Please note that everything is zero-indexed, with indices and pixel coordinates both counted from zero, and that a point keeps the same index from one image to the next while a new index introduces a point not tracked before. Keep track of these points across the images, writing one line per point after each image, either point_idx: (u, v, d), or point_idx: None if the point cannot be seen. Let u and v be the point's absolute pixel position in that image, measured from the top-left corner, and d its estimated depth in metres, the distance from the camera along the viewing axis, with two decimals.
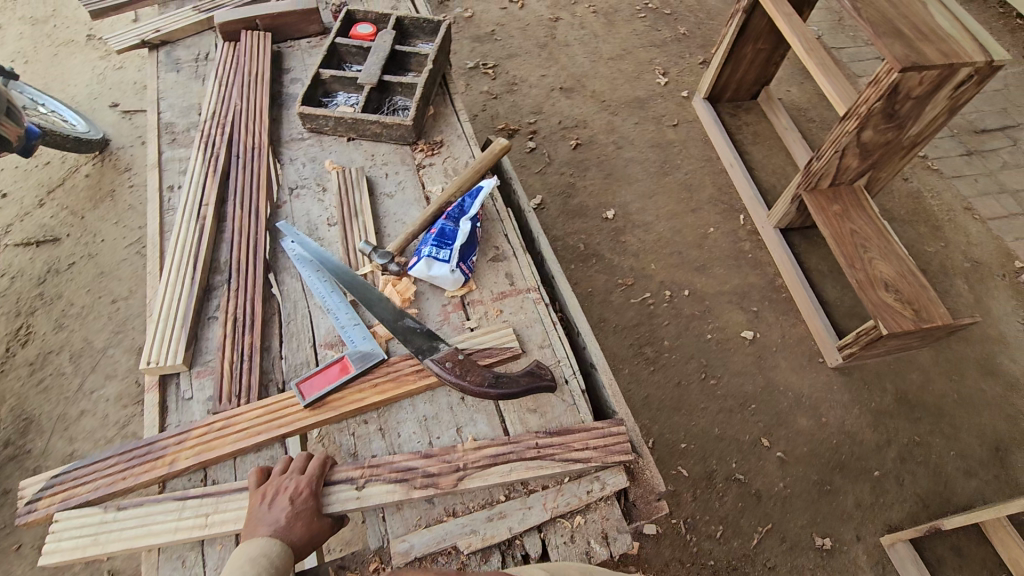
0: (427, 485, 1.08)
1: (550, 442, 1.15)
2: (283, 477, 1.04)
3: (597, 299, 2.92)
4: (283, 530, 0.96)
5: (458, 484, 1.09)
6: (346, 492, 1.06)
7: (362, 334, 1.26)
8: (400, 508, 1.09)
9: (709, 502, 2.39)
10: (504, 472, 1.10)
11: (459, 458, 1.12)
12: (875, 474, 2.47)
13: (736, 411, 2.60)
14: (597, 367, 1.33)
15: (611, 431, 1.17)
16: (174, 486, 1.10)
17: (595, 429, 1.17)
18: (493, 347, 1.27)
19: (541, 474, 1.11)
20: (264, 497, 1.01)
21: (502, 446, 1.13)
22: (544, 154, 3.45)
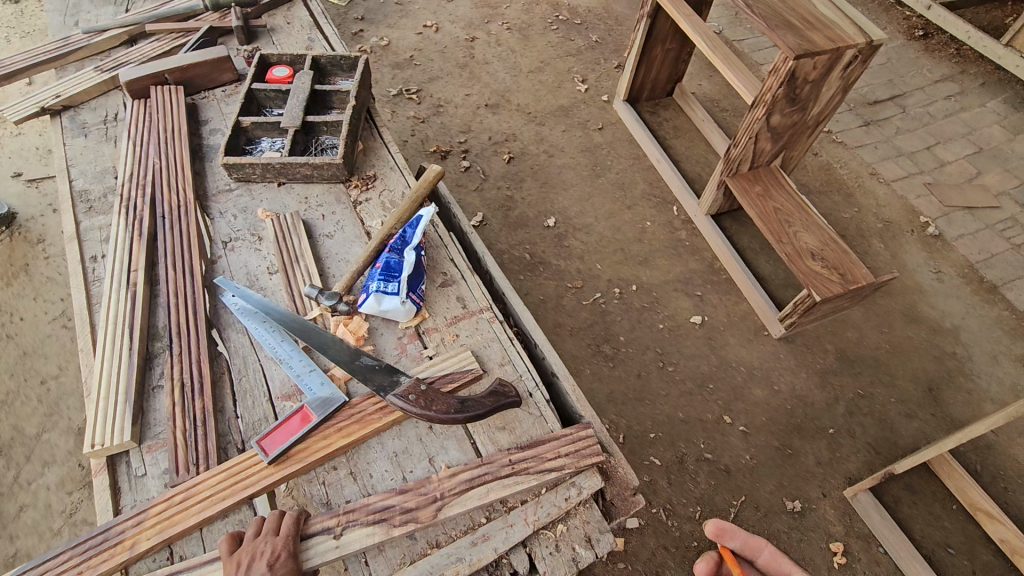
0: (406, 522, 1.07)
1: (523, 456, 1.17)
2: (255, 540, 1.00)
3: (550, 305, 2.97)
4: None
5: (438, 515, 1.08)
6: (324, 544, 1.04)
7: (320, 380, 1.24)
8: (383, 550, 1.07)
9: (684, 484, 2.46)
10: (482, 495, 1.11)
11: (435, 489, 1.11)
12: (829, 431, 2.63)
13: (696, 392, 2.72)
14: (559, 376, 1.37)
15: (580, 436, 1.20)
16: (139, 570, 1.04)
17: (564, 437, 1.19)
18: (454, 372, 1.28)
19: (519, 490, 1.13)
20: (238, 566, 0.97)
21: (477, 469, 1.14)
22: (479, 171, 3.50)
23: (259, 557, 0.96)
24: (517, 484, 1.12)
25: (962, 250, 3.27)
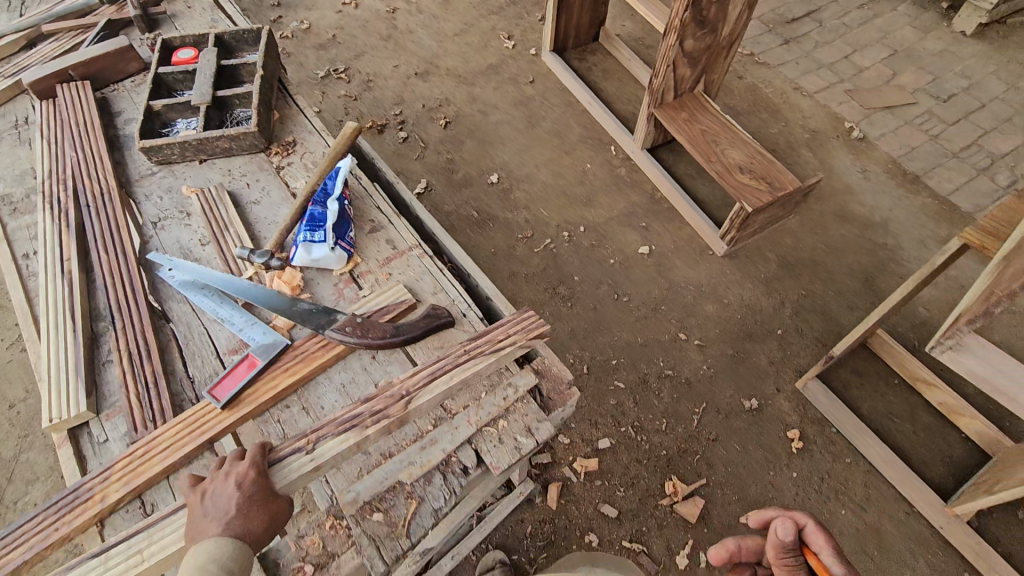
0: (376, 421, 1.12)
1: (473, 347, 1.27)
2: (222, 470, 1.05)
3: (503, 257, 3.07)
4: (233, 522, 0.95)
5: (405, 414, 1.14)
6: (297, 461, 1.07)
7: (262, 331, 1.31)
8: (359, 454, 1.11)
9: (649, 400, 2.60)
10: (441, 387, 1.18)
11: (399, 389, 1.17)
12: (778, 331, 2.80)
13: (651, 316, 2.87)
14: (492, 298, 1.48)
15: (524, 318, 1.31)
16: (114, 521, 1.12)
17: (510, 322, 1.30)
18: (387, 305, 1.36)
19: (477, 375, 1.21)
20: (204, 495, 1.01)
21: (433, 367, 1.21)
22: (417, 140, 3.53)
23: (229, 482, 1.00)
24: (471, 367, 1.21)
25: (885, 148, 3.43)
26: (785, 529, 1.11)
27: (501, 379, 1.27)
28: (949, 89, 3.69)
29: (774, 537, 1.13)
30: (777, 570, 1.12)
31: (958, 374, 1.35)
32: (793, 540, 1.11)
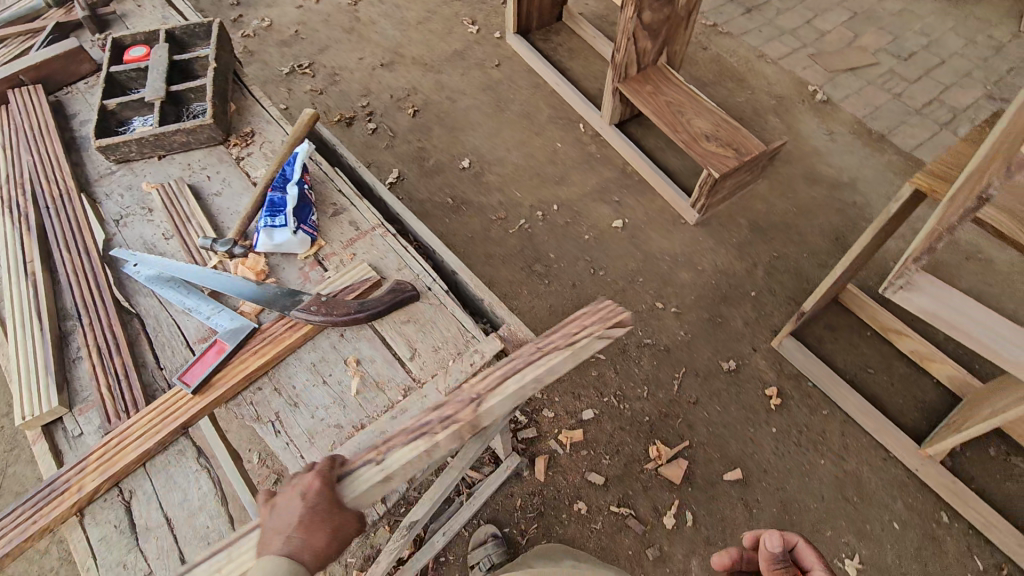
0: (445, 427, 1.09)
1: (546, 343, 1.23)
2: (290, 482, 1.01)
3: (478, 241, 3.10)
4: (294, 536, 0.91)
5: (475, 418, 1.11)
6: (369, 471, 1.04)
7: (229, 317, 1.32)
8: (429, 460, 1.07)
9: (630, 369, 2.65)
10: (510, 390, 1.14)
11: (468, 393, 1.14)
12: (752, 294, 2.86)
13: (628, 288, 2.91)
14: (458, 271, 1.52)
15: (603, 308, 1.26)
16: (93, 509, 1.13)
17: (584, 315, 1.25)
18: (352, 284, 1.38)
19: (552, 370, 1.17)
20: (273, 508, 0.97)
21: (501, 371, 1.18)
22: (386, 130, 3.53)
23: (295, 491, 0.97)
24: (542, 364, 1.17)
25: (850, 109, 3.48)
26: (776, 543, 1.02)
27: (467, 347, 1.30)
28: (909, 47, 3.74)
29: (763, 551, 1.04)
30: None
31: (908, 311, 1.48)
32: (784, 553, 1.02)
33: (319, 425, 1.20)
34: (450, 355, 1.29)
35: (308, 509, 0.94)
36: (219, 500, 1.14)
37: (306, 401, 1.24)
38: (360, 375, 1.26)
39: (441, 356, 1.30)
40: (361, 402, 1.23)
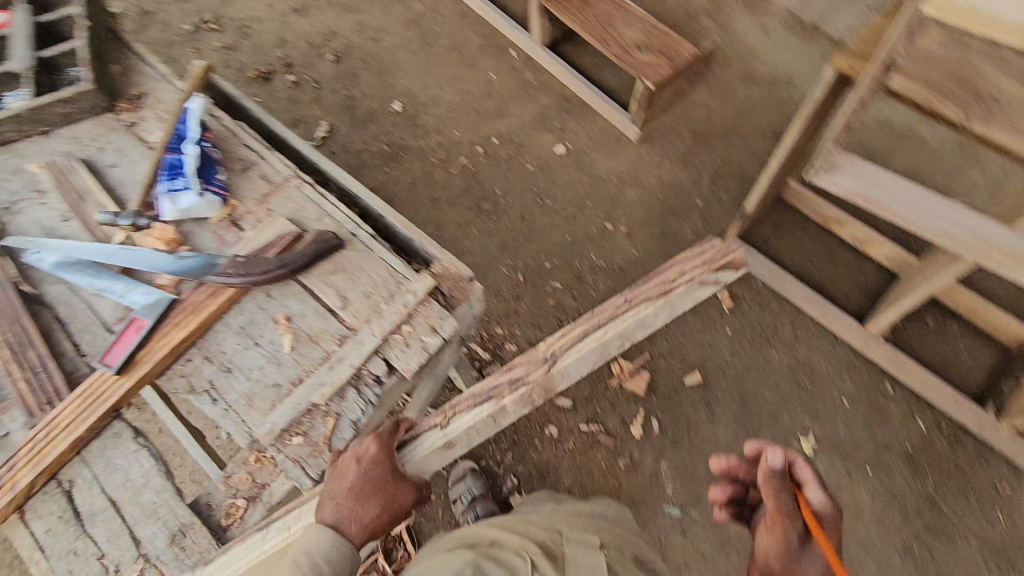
0: (513, 390, 1.30)
1: (638, 296, 1.44)
2: (353, 445, 1.16)
3: (422, 186, 3.02)
4: (344, 505, 1.09)
5: (546, 385, 1.33)
6: (433, 435, 1.26)
7: (146, 291, 1.26)
8: (493, 421, 1.30)
9: (588, 294, 2.72)
10: (586, 356, 1.35)
11: (545, 353, 1.37)
12: (699, 204, 2.87)
13: (578, 214, 2.89)
14: (383, 213, 1.49)
15: (716, 250, 1.46)
16: (35, 505, 1.15)
17: (691, 258, 1.47)
18: (273, 239, 1.32)
19: (641, 320, 1.39)
20: (338, 473, 1.12)
21: (590, 328, 1.39)
22: (310, 81, 3.32)
23: (354, 459, 1.12)
24: (627, 322, 1.38)
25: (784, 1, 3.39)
26: (778, 459, 1.25)
27: (400, 289, 1.27)
28: None
29: (766, 464, 1.27)
30: (766, 491, 1.25)
31: (832, 192, 1.59)
32: (783, 467, 1.25)
33: (257, 386, 1.19)
34: (384, 299, 1.26)
35: (371, 492, 1.10)
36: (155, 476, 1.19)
37: (239, 365, 1.22)
38: (292, 332, 1.23)
39: (374, 302, 1.27)
40: (296, 358, 1.21)
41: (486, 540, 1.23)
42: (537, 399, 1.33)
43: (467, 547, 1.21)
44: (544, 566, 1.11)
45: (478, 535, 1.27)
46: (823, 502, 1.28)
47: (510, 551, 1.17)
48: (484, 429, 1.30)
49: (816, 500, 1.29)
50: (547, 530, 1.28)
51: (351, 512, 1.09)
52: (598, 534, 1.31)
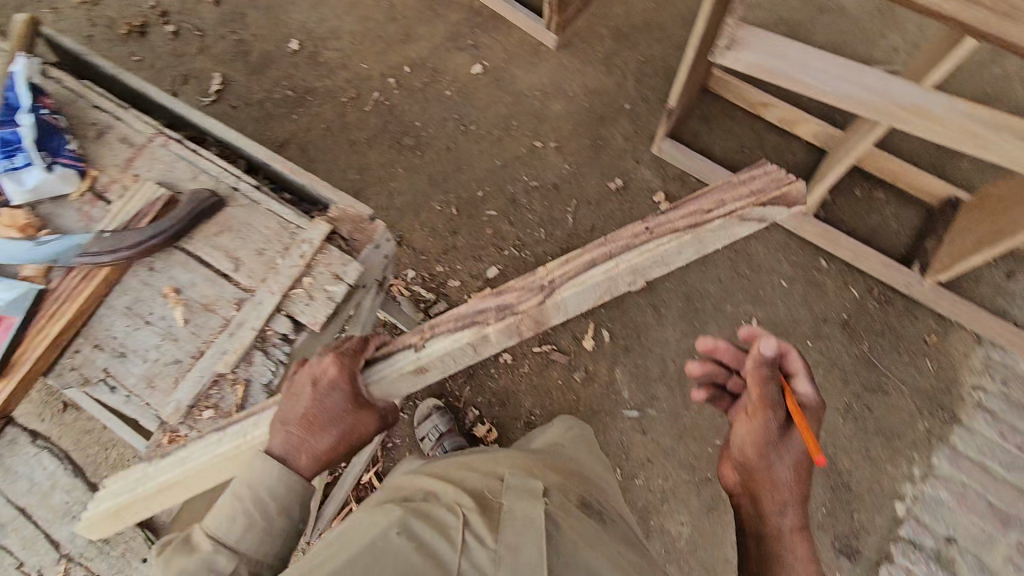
0: (499, 319, 1.12)
1: (665, 223, 1.13)
2: (306, 368, 1.13)
3: (336, 129, 2.82)
4: (296, 432, 1.07)
5: (536, 318, 1.13)
6: (406, 356, 1.15)
7: (11, 286, 1.20)
8: (472, 350, 1.15)
9: (523, 217, 2.64)
10: (588, 289, 1.11)
11: (544, 278, 1.13)
12: (627, 107, 2.77)
13: (504, 136, 2.77)
14: (266, 160, 1.44)
15: (771, 187, 1.10)
16: None
17: (734, 193, 1.11)
18: (142, 207, 1.22)
19: (655, 253, 1.09)
20: (293, 396, 1.10)
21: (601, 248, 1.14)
22: (192, 30, 2.99)
23: (309, 382, 1.10)
24: (645, 253, 1.09)
25: None
26: (771, 347, 1.17)
27: (295, 240, 1.22)
28: None
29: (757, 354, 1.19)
30: (751, 377, 1.20)
31: (738, 70, 1.54)
32: (773, 355, 1.18)
33: (158, 365, 1.17)
34: (279, 253, 1.21)
35: (326, 422, 1.08)
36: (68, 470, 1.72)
37: (133, 347, 1.18)
38: (183, 304, 1.19)
39: (269, 258, 1.21)
40: (193, 331, 1.18)
41: (423, 495, 1.19)
42: (525, 332, 1.15)
43: (400, 500, 1.16)
44: (474, 521, 1.05)
45: (416, 489, 1.22)
46: (809, 394, 1.24)
47: (443, 507, 1.11)
48: (462, 357, 1.16)
49: (802, 390, 1.24)
50: (486, 477, 1.24)
51: (302, 441, 1.07)
52: (540, 478, 1.26)
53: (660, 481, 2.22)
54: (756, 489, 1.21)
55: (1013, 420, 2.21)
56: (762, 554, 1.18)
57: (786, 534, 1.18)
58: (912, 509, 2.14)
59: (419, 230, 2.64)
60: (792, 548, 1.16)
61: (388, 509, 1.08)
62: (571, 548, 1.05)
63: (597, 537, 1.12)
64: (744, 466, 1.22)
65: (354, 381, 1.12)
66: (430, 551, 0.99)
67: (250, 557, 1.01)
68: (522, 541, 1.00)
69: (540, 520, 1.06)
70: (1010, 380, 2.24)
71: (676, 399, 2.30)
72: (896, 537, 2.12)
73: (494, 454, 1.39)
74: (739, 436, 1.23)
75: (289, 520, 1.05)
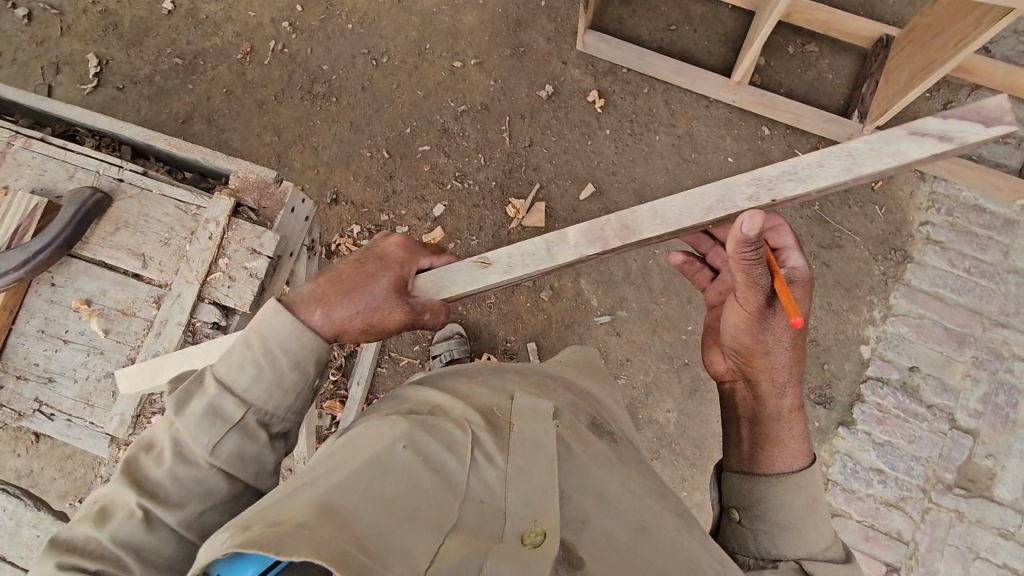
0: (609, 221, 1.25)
1: None
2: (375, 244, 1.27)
3: (239, 90, 2.59)
4: (327, 288, 1.13)
5: (623, 222, 1.24)
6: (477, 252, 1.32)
7: None
8: (545, 251, 1.28)
9: (458, 144, 2.52)
10: (704, 193, 1.19)
11: None
12: (543, 4, 2.58)
13: (421, 62, 2.58)
14: (137, 137, 1.34)
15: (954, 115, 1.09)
16: None
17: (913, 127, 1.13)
18: (23, 221, 1.18)
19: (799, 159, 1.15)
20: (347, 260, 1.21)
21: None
22: (49, 8, 2.65)
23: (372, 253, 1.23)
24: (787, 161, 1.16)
25: None
26: (756, 229, 1.02)
27: (199, 221, 1.21)
28: None
29: (738, 237, 1.05)
30: (734, 263, 1.10)
31: None
32: (758, 239, 1.04)
33: (90, 381, 1.20)
34: (184, 239, 1.21)
35: (367, 284, 1.16)
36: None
37: (59, 370, 1.21)
38: (98, 314, 1.21)
39: (175, 246, 1.21)
40: (117, 339, 1.20)
41: (428, 410, 1.08)
42: (610, 236, 1.24)
43: (405, 414, 1.05)
44: (484, 438, 0.99)
45: (420, 402, 1.11)
46: (798, 266, 1.25)
47: (450, 421, 1.03)
48: (528, 261, 1.29)
49: (791, 264, 1.25)
50: (495, 394, 1.14)
51: (329, 295, 1.12)
52: (549, 397, 1.19)
53: (642, 375, 2.29)
54: (754, 374, 1.26)
55: (961, 247, 2.28)
56: (756, 438, 1.25)
57: (777, 417, 1.25)
58: (877, 349, 2.23)
59: (353, 181, 2.51)
60: (788, 428, 1.24)
61: (393, 421, 0.98)
62: (574, 465, 1.01)
63: (606, 459, 1.08)
64: (741, 352, 1.26)
65: (410, 263, 1.25)
66: (437, 467, 0.93)
67: (259, 408, 1.04)
68: (531, 463, 0.95)
69: (551, 442, 0.99)
70: (955, 209, 2.29)
71: (644, 296, 2.33)
72: (865, 378, 2.21)
73: (498, 368, 1.29)
74: (733, 325, 1.25)
75: (302, 374, 1.07)
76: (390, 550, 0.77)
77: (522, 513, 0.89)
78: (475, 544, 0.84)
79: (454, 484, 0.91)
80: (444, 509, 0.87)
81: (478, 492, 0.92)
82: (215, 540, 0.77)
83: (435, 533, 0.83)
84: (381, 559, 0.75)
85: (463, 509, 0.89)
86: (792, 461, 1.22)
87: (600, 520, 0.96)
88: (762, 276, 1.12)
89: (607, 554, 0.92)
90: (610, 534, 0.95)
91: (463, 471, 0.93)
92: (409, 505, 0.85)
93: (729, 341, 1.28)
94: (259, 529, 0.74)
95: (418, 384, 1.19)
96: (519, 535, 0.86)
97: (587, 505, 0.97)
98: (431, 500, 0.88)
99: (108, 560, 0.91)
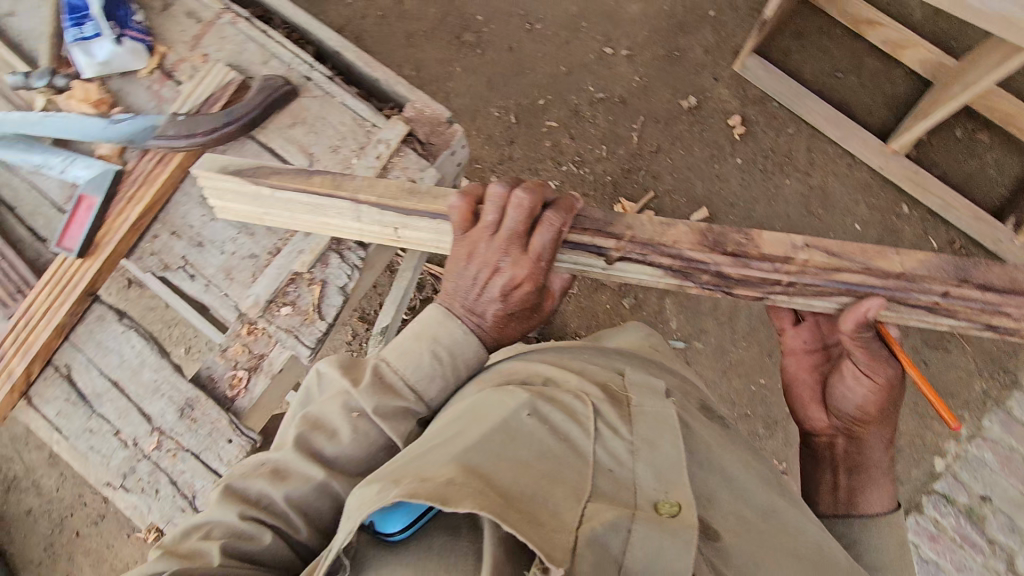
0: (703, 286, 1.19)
1: (973, 309, 1.10)
2: (503, 249, 1.06)
3: (391, 17, 2.63)
4: (487, 324, 1.09)
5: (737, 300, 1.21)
6: (598, 262, 1.19)
7: (85, 166, 1.36)
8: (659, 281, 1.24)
9: (585, 130, 2.48)
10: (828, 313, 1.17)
11: (787, 280, 1.14)
12: (711, 14, 2.55)
13: (571, 39, 2.56)
14: (324, 41, 1.45)
15: None
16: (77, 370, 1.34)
17: None
18: (217, 92, 1.35)
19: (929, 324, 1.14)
20: (481, 278, 1.07)
21: (913, 291, 1.10)
22: None
23: (505, 272, 1.06)
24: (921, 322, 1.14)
25: None
26: (874, 311, 1.08)
27: (371, 137, 1.32)
28: None
29: (860, 315, 1.09)
30: (846, 340, 1.13)
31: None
32: (871, 320, 1.09)
33: (235, 259, 1.34)
34: (353, 150, 1.31)
35: (513, 314, 1.10)
36: (157, 349, 1.35)
37: (209, 239, 1.36)
38: None
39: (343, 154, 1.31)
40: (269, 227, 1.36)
41: (542, 381, 1.06)
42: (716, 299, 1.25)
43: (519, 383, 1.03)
44: (605, 410, 0.97)
45: (530, 372, 1.09)
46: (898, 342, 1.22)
47: (568, 392, 1.01)
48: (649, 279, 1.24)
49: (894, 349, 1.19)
50: (606, 369, 1.13)
51: (495, 331, 1.10)
52: (660, 378, 1.18)
53: None
54: (867, 430, 1.20)
55: None
56: (854, 484, 1.21)
57: (881, 466, 1.21)
58: (951, 466, 2.11)
59: (475, 135, 2.51)
60: (887, 468, 1.21)
61: (513, 389, 0.97)
62: (705, 448, 1.00)
63: (733, 450, 1.06)
64: (861, 416, 1.19)
65: (548, 274, 1.10)
66: (564, 435, 0.92)
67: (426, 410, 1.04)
68: (657, 436, 0.95)
69: (673, 418, 0.99)
70: None
71: (726, 334, 2.27)
72: (930, 490, 2.10)
73: (599, 347, 1.25)
74: (857, 394, 1.17)
75: None
76: (541, 510, 0.78)
77: (655, 484, 0.88)
78: (620, 508, 0.83)
79: (583, 453, 0.90)
80: (578, 474, 0.87)
81: (607, 461, 0.90)
82: (359, 496, 0.79)
83: (576, 498, 0.82)
84: (534, 517, 0.76)
85: (597, 477, 0.87)
86: (886, 498, 1.18)
87: (726, 502, 0.95)
88: (879, 352, 1.13)
89: (740, 530, 0.92)
90: (737, 513, 0.94)
91: (590, 441, 0.92)
92: (545, 469, 0.85)
93: (846, 404, 1.19)
94: (413, 483, 0.75)
95: (519, 358, 1.17)
96: (653, 503, 0.86)
97: (712, 486, 0.97)
98: (563, 465, 0.87)
99: (281, 517, 0.92)
